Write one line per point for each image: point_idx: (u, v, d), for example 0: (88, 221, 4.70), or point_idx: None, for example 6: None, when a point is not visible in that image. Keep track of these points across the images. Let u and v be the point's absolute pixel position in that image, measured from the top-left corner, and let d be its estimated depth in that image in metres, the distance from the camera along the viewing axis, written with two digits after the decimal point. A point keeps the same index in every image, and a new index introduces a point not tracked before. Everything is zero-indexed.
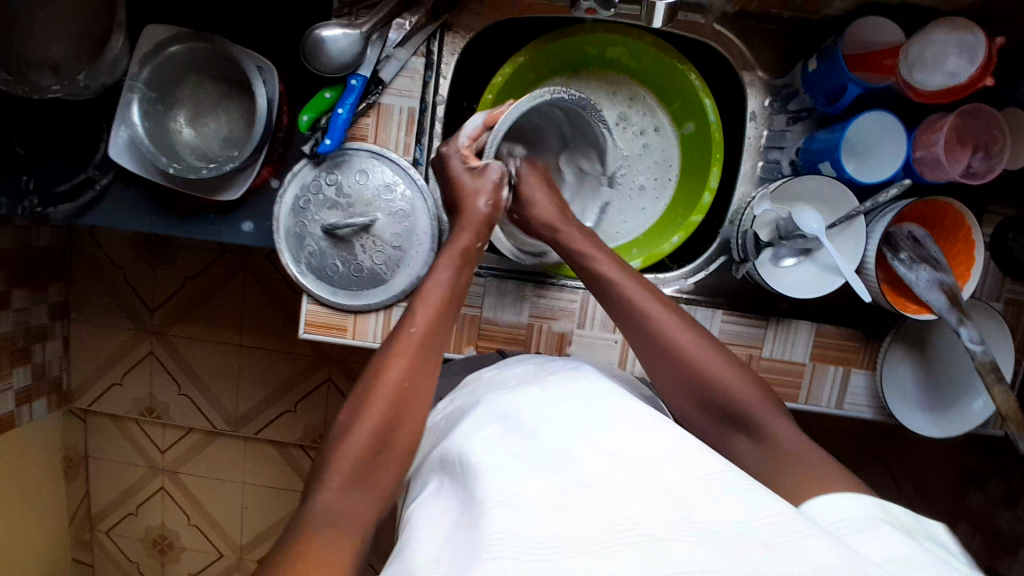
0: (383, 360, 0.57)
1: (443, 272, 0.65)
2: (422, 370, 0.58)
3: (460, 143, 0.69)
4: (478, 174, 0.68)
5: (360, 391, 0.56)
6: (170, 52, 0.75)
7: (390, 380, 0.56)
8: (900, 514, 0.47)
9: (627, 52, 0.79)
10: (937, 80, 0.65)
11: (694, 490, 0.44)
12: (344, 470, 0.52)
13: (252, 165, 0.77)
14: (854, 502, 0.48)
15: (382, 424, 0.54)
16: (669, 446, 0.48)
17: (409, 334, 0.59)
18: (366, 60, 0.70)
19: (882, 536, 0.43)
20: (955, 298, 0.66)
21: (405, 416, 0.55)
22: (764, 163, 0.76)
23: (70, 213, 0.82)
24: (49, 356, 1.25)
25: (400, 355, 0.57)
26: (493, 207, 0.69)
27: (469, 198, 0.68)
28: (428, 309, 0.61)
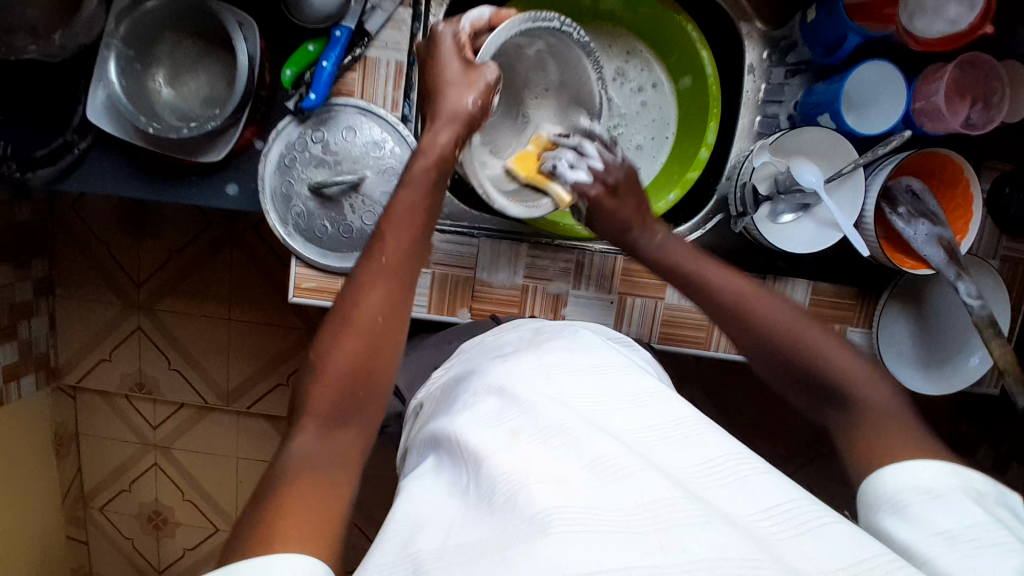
0: (356, 292, 0.51)
1: (411, 198, 0.56)
2: (400, 305, 0.52)
3: (460, 28, 0.64)
4: (472, 68, 0.62)
5: (327, 330, 0.50)
6: (146, 6, 0.72)
7: (362, 315, 0.50)
8: (979, 481, 0.45)
9: (622, 3, 0.77)
10: (938, 27, 0.63)
11: (701, 477, 0.43)
12: (320, 413, 0.48)
13: (234, 126, 0.75)
14: (929, 465, 0.46)
15: (363, 356, 0.49)
16: (668, 424, 0.47)
17: (380, 263, 0.52)
18: (353, 10, 0.68)
19: (953, 504, 0.43)
20: (952, 252, 0.66)
21: (382, 356, 0.50)
22: (761, 118, 0.75)
23: (49, 177, 0.79)
24: (35, 333, 1.23)
25: (375, 285, 0.51)
26: (479, 105, 0.62)
27: (457, 91, 0.61)
28: (403, 238, 0.54)
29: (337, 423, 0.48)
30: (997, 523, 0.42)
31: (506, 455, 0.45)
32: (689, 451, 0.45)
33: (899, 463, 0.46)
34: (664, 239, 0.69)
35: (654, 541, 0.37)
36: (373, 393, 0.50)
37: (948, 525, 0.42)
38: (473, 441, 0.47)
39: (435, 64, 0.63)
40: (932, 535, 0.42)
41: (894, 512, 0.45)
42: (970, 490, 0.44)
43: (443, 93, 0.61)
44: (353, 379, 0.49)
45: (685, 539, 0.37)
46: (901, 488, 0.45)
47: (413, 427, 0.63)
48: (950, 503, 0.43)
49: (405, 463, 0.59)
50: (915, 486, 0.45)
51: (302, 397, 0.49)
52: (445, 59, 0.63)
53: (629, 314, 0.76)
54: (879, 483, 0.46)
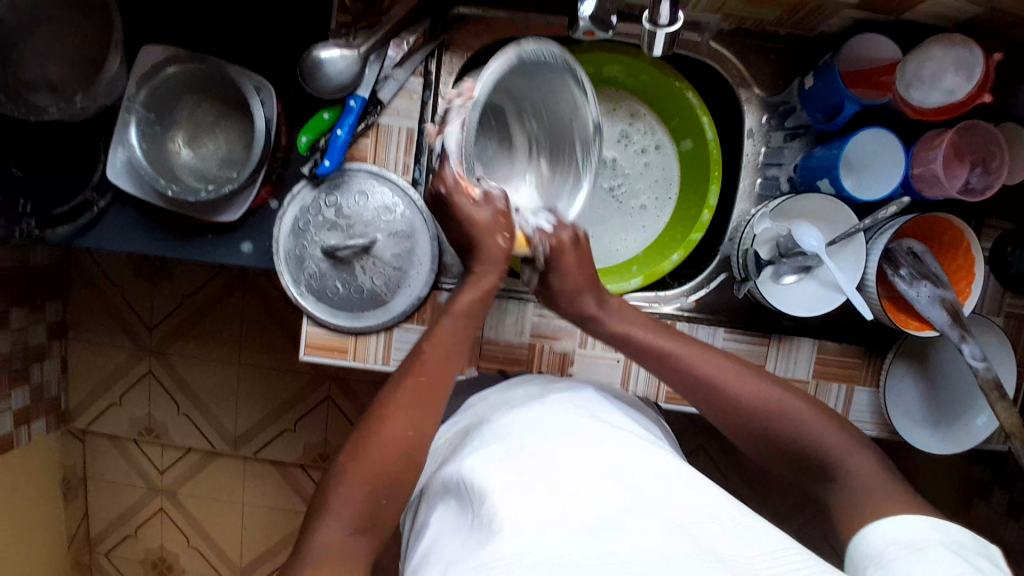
0: (384, 409, 0.53)
1: (450, 329, 0.59)
2: (428, 428, 0.54)
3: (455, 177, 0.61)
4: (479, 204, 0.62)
5: (351, 441, 0.53)
6: (167, 73, 0.75)
7: (391, 438, 0.52)
8: (959, 535, 0.47)
9: (624, 70, 0.80)
10: (935, 98, 0.65)
11: (704, 528, 0.44)
12: (344, 512, 0.50)
13: (250, 186, 0.77)
14: (911, 522, 0.48)
15: (386, 473, 0.51)
16: (674, 483, 0.48)
17: (411, 384, 0.55)
18: (365, 81, 0.70)
19: (928, 557, 0.45)
20: (956, 314, 0.66)
21: (405, 482, 0.52)
22: (762, 179, 0.76)
23: (69, 234, 0.81)
24: (47, 376, 1.25)
25: (402, 406, 0.54)
26: (509, 242, 0.63)
27: (484, 235, 0.63)
28: (438, 355, 0.57)
29: (362, 525, 0.50)
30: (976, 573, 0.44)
31: (507, 496, 0.46)
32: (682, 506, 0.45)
33: (880, 520, 0.50)
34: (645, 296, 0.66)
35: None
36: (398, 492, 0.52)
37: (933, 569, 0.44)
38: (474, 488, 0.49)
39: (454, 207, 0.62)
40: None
41: (882, 565, 0.47)
42: (947, 541, 0.47)
43: (474, 234, 0.62)
44: (373, 485, 0.50)
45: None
46: (886, 544, 0.48)
47: (419, 480, 0.64)
48: (929, 554, 0.45)
49: (413, 516, 0.59)
50: (900, 541, 0.47)
51: (317, 499, 0.51)
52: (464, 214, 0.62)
53: (636, 371, 0.76)
54: (867, 543, 0.49)
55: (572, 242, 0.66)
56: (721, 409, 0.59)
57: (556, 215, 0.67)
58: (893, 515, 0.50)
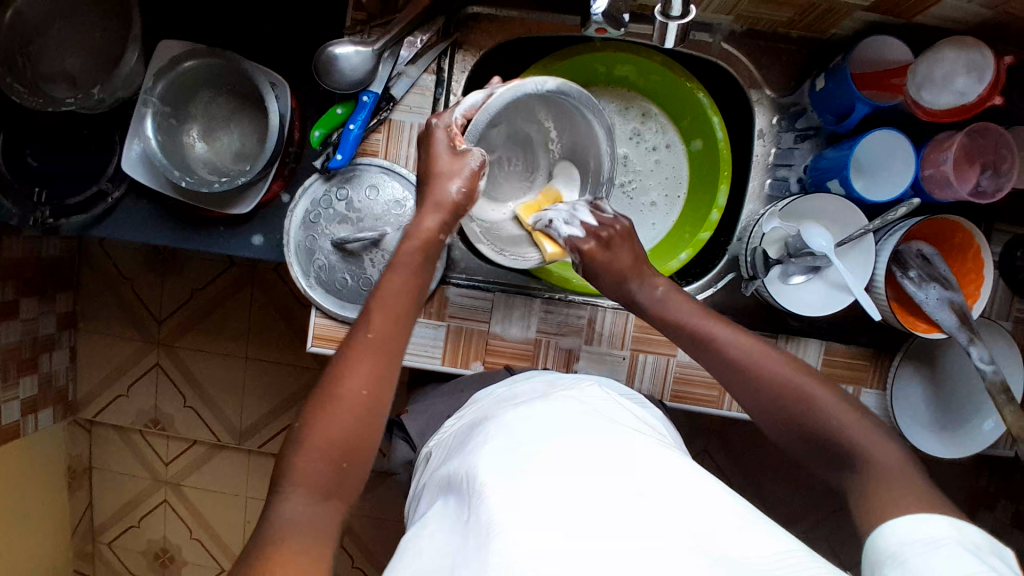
0: (339, 369, 0.53)
1: (398, 280, 0.59)
2: (382, 377, 0.54)
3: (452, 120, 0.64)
4: (457, 157, 0.64)
5: (310, 407, 0.52)
6: (184, 67, 0.75)
7: (349, 396, 0.52)
8: (977, 537, 0.45)
9: (635, 70, 0.80)
10: (947, 99, 0.65)
11: (701, 525, 0.44)
12: (306, 482, 0.50)
13: (263, 180, 0.78)
14: (930, 520, 0.45)
15: (345, 427, 0.51)
16: (674, 480, 0.48)
17: (365, 337, 0.55)
18: (378, 76, 0.70)
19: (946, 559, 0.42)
20: (965, 317, 0.66)
21: (367, 432, 0.52)
22: (772, 180, 0.76)
23: (81, 224, 0.83)
24: (55, 366, 1.26)
25: (358, 362, 0.53)
26: (469, 195, 0.64)
27: (442, 179, 0.63)
28: (385, 315, 0.57)
29: (325, 492, 0.50)
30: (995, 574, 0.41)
31: (510, 495, 0.46)
32: (676, 506, 0.45)
33: (899, 518, 0.47)
34: (664, 294, 0.67)
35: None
36: (357, 460, 0.52)
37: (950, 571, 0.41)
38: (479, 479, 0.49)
39: (430, 156, 0.65)
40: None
41: (900, 564, 0.44)
42: (968, 543, 0.44)
43: (430, 183, 0.63)
44: (340, 458, 0.51)
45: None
46: (905, 544, 0.45)
47: (423, 473, 0.64)
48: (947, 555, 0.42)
49: (418, 508, 0.59)
50: (918, 540, 0.45)
51: (281, 471, 0.51)
52: (435, 148, 0.64)
53: (641, 370, 0.77)
54: (886, 540, 0.46)
55: (601, 248, 0.68)
56: None
57: (590, 222, 0.67)
58: (908, 513, 0.47)
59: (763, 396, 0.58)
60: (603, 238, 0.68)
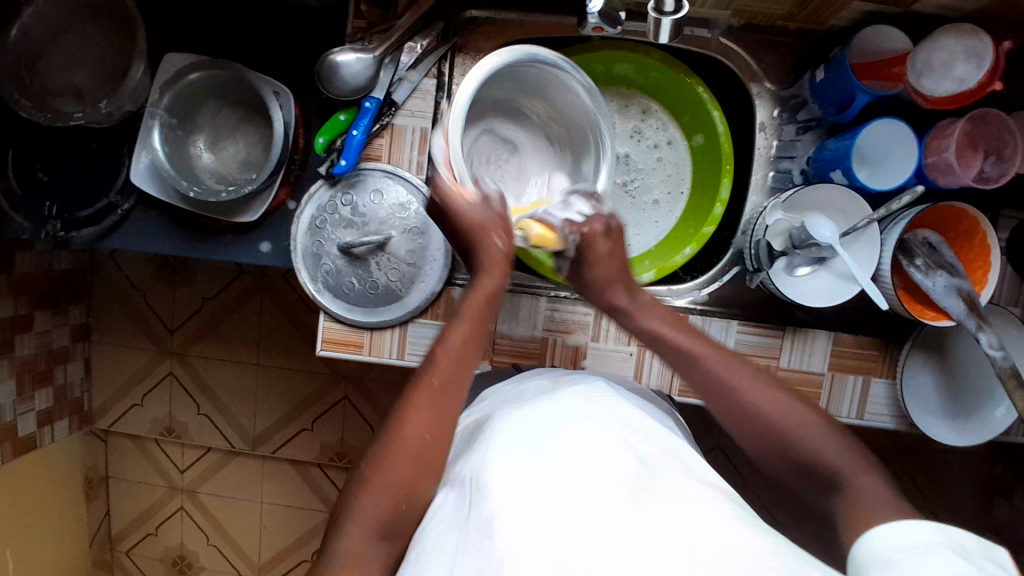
0: (402, 413, 0.54)
1: (462, 334, 0.59)
2: (445, 422, 0.55)
3: (442, 177, 0.64)
4: (481, 201, 0.64)
5: (377, 448, 0.53)
6: (190, 78, 0.77)
7: (411, 436, 0.53)
8: (962, 537, 0.46)
9: (635, 69, 0.80)
10: (947, 86, 0.65)
11: (703, 523, 0.44)
12: (371, 516, 0.51)
13: (269, 187, 0.78)
14: (915, 527, 0.48)
15: (409, 476, 0.52)
16: (679, 484, 0.48)
17: (433, 382, 0.56)
18: (380, 83, 0.71)
19: (936, 562, 0.44)
20: (973, 304, 0.66)
21: (427, 471, 0.53)
22: (775, 172, 0.77)
23: (92, 237, 0.84)
24: (70, 378, 1.28)
25: (423, 405, 0.54)
26: (509, 244, 0.64)
27: (483, 236, 0.63)
28: (452, 354, 0.58)
29: (385, 529, 0.51)
30: (979, 574, 0.42)
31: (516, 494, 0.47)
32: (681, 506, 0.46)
33: (883, 526, 0.49)
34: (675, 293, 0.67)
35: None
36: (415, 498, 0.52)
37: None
38: (484, 478, 0.49)
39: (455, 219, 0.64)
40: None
41: (884, 568, 0.46)
42: (954, 545, 0.45)
43: (477, 245, 0.63)
44: (399, 494, 0.51)
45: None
46: (891, 551, 0.47)
47: None
48: (930, 557, 0.44)
49: None
50: (901, 547, 0.47)
51: (347, 503, 0.52)
52: (458, 208, 0.63)
53: (649, 365, 0.77)
54: (871, 550, 0.48)
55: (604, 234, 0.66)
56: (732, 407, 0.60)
57: (587, 211, 0.67)
58: (891, 522, 0.49)
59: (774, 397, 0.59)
60: (606, 225, 0.66)
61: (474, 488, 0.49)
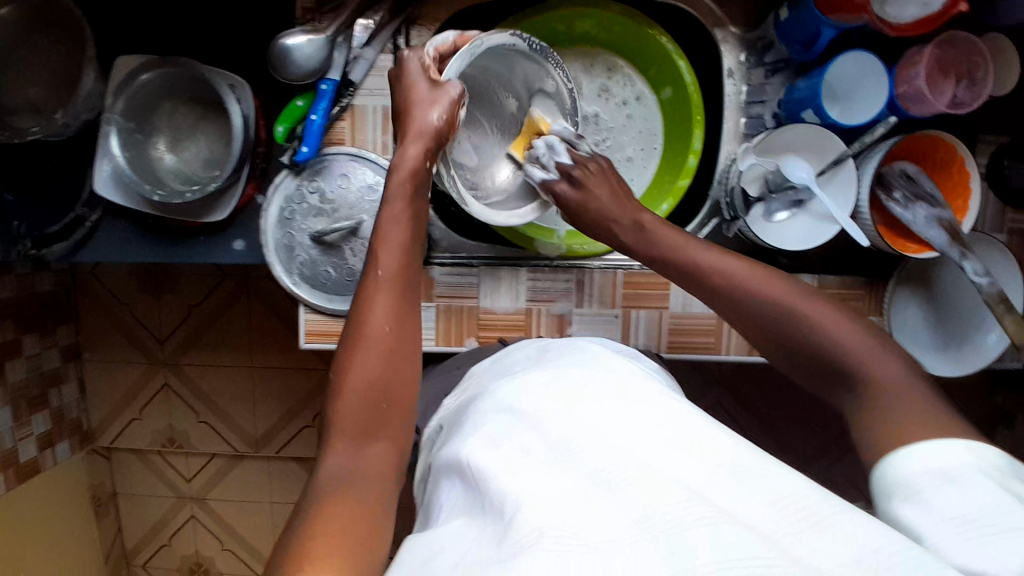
0: (362, 309, 0.54)
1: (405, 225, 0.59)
2: (407, 315, 0.55)
3: (426, 54, 0.67)
4: (437, 87, 0.65)
5: (343, 351, 0.52)
6: (142, 79, 0.75)
7: (376, 331, 0.52)
8: (1002, 462, 0.42)
9: (595, 24, 0.78)
10: (912, 11, 0.63)
11: (707, 476, 0.43)
12: (348, 429, 0.49)
13: (234, 184, 0.77)
14: (946, 447, 0.43)
15: (380, 371, 0.51)
16: (679, 426, 0.47)
17: (379, 277, 0.56)
18: (335, 63, 0.69)
19: (964, 488, 0.40)
20: (955, 232, 0.65)
21: (398, 371, 0.52)
22: (746, 119, 0.76)
23: (65, 251, 0.82)
24: (65, 399, 1.27)
25: (381, 298, 0.54)
26: (445, 121, 0.65)
27: (423, 107, 0.65)
28: (397, 251, 0.57)
29: (367, 437, 0.49)
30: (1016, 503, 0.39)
31: (512, 475, 0.45)
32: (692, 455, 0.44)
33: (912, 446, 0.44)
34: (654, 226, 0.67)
35: (669, 546, 0.37)
36: (392, 406, 0.51)
37: (967, 503, 0.39)
38: (479, 462, 0.48)
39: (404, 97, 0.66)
40: (943, 520, 0.39)
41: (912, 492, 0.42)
42: (991, 469, 0.41)
43: (411, 112, 0.65)
44: (371, 398, 0.50)
45: (689, 546, 0.37)
46: (918, 472, 0.43)
47: (433, 447, 0.63)
48: (965, 485, 0.40)
49: (426, 489, 0.59)
50: (928, 472, 0.42)
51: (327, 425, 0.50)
52: (411, 79, 0.66)
53: (636, 326, 0.76)
54: (893, 471, 0.44)
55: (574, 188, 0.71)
56: None
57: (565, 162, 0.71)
58: (918, 442, 0.44)
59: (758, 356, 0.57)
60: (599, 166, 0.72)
61: (473, 474, 0.48)
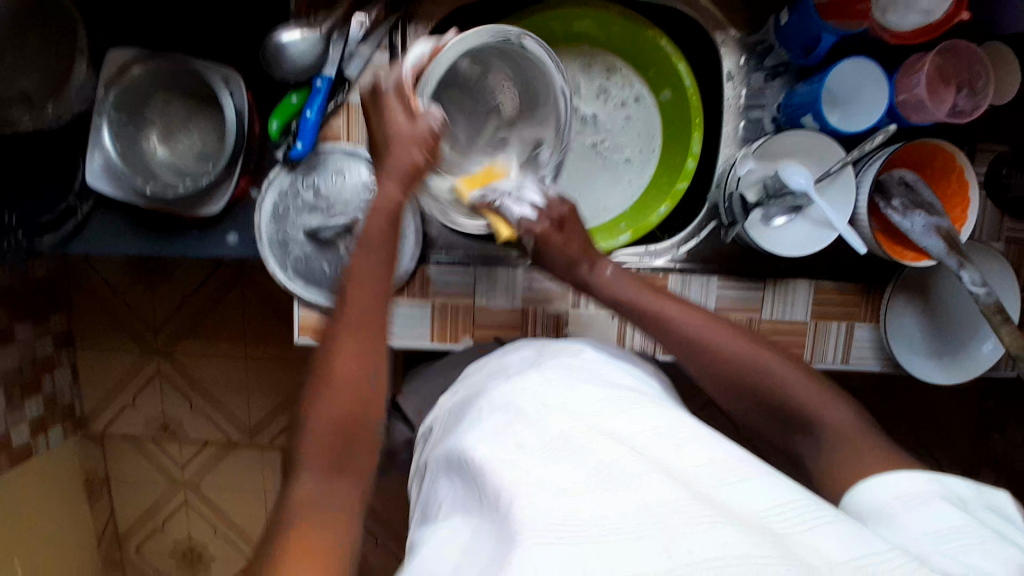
0: (333, 340, 0.53)
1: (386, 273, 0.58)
2: (376, 343, 0.54)
3: (403, 72, 0.64)
4: (414, 120, 0.63)
5: (311, 381, 0.52)
6: (133, 72, 0.75)
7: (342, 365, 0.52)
8: (962, 488, 0.47)
9: (594, 24, 0.77)
10: (913, 19, 0.63)
11: (701, 474, 0.43)
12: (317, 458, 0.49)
13: (228, 177, 0.75)
14: (912, 475, 0.47)
15: (348, 406, 0.51)
16: (671, 429, 0.47)
17: (351, 306, 0.55)
18: (331, 60, 0.68)
19: (930, 512, 0.44)
20: (953, 241, 0.65)
21: (366, 409, 0.51)
22: (745, 123, 0.75)
23: (57, 241, 0.80)
24: (59, 385, 1.26)
25: (348, 328, 0.53)
26: (427, 160, 0.63)
27: (400, 143, 0.62)
28: (367, 274, 0.56)
29: (338, 467, 0.49)
30: (983, 524, 0.43)
31: (505, 467, 0.45)
32: (686, 454, 0.45)
33: (880, 475, 0.48)
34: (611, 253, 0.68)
35: (659, 546, 0.38)
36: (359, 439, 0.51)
37: (933, 527, 0.43)
38: (477, 455, 0.48)
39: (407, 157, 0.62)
40: (919, 534, 0.43)
41: (885, 517, 0.46)
42: (954, 496, 0.46)
43: (389, 145, 0.62)
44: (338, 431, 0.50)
45: (685, 546, 0.37)
46: (888, 498, 0.47)
47: (425, 446, 0.63)
48: (933, 508, 0.44)
49: (421, 486, 0.59)
50: (903, 496, 0.46)
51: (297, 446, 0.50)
52: (390, 112, 0.63)
53: (632, 327, 0.76)
54: (868, 494, 0.48)
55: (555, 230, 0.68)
56: (722, 369, 0.59)
57: (538, 203, 0.69)
58: (890, 471, 0.49)
59: (752, 363, 0.57)
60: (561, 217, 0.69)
61: (469, 470, 0.48)
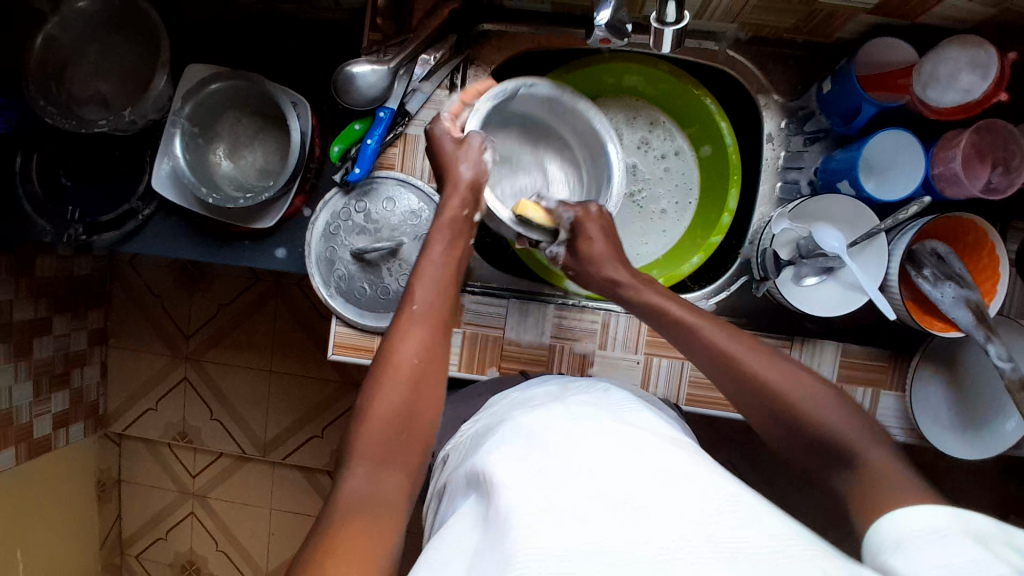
0: (396, 337, 0.57)
1: (438, 251, 0.63)
2: (436, 347, 0.57)
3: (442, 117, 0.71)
4: (460, 143, 0.68)
5: (370, 378, 0.55)
6: (210, 89, 0.78)
7: (404, 358, 0.55)
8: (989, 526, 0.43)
9: (644, 80, 0.82)
10: (952, 97, 0.66)
11: (715, 516, 0.43)
12: (370, 452, 0.51)
13: (286, 194, 0.80)
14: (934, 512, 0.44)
15: (402, 401, 0.53)
16: (688, 470, 0.47)
17: (414, 313, 0.58)
18: (394, 93, 0.73)
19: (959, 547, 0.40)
20: (982, 314, 0.66)
21: (421, 403, 0.54)
22: (782, 183, 0.78)
23: (113, 241, 0.86)
24: (87, 382, 1.30)
25: (412, 330, 0.57)
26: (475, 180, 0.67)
27: (452, 164, 0.68)
28: (432, 286, 0.60)
29: (384, 460, 0.51)
30: (999, 559, 0.39)
31: (519, 490, 0.46)
32: (701, 493, 0.44)
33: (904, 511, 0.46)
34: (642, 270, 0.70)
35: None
36: (410, 437, 0.53)
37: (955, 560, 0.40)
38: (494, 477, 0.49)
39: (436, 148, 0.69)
40: (930, 566, 0.40)
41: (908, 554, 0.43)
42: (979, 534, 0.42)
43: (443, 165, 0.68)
44: (390, 428, 0.52)
45: None
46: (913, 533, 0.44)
47: (443, 471, 0.64)
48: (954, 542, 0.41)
49: (438, 508, 0.60)
50: (922, 528, 0.43)
51: (350, 442, 0.52)
52: (440, 142, 0.69)
53: (656, 373, 0.77)
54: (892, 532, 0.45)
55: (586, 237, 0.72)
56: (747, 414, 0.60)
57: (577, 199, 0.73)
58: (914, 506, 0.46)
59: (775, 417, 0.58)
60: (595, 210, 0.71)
61: (488, 487, 0.49)
